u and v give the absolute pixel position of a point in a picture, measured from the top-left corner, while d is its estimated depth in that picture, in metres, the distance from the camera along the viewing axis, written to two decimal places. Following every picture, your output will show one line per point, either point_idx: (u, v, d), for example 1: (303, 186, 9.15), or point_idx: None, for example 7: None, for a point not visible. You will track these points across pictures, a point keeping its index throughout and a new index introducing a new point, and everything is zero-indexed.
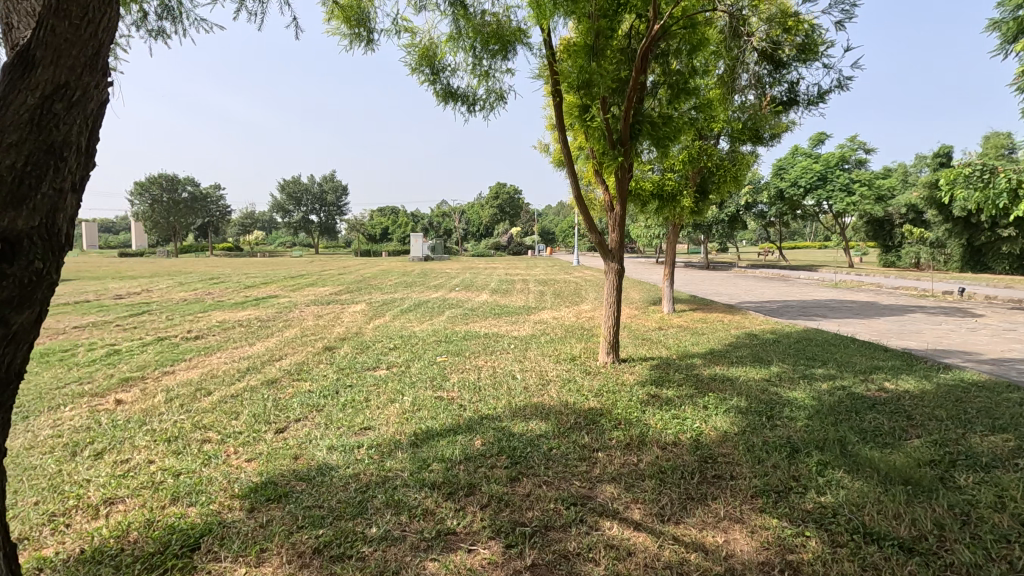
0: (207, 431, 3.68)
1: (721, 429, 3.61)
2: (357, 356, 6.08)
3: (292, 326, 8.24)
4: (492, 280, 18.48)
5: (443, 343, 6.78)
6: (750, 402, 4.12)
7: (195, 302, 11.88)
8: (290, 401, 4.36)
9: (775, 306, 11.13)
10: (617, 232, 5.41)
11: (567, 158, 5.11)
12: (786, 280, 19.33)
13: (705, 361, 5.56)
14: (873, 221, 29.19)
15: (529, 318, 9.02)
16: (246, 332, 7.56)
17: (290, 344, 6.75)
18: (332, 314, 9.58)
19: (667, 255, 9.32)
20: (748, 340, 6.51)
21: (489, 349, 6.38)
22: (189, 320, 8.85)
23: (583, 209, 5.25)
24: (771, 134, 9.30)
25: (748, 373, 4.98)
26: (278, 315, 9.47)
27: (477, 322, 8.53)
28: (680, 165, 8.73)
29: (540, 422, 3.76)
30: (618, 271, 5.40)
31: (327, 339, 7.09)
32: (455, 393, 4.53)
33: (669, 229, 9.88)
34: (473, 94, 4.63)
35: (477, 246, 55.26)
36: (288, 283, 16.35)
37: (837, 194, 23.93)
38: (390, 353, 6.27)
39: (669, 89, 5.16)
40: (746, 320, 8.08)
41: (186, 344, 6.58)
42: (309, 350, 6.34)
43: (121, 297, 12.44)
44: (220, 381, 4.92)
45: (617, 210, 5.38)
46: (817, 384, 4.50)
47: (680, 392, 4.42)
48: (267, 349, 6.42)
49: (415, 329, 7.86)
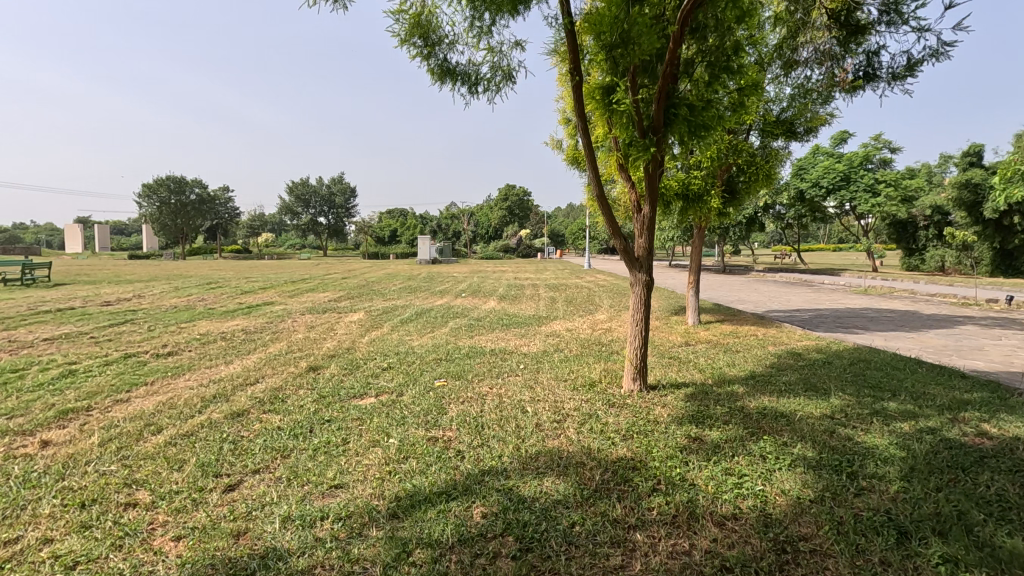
0: (137, 490, 2.91)
1: (792, 493, 2.79)
2: (345, 379, 5.29)
3: (280, 340, 7.47)
4: (501, 285, 17.64)
5: (444, 362, 5.97)
6: (821, 452, 3.28)
7: (185, 310, 11.17)
8: (252, 445, 3.58)
9: (807, 316, 10.21)
10: (645, 236, 4.61)
11: (586, 149, 4.32)
12: (810, 285, 18.34)
13: (748, 389, 4.71)
14: (896, 223, 28.08)
15: (540, 331, 8.21)
16: (227, 347, 6.79)
17: (272, 362, 5.98)
18: (326, 325, 8.80)
19: (692, 261, 8.48)
20: (793, 361, 5.65)
21: (496, 370, 5.57)
22: (170, 332, 8.11)
23: (605, 210, 4.46)
24: (807, 126, 8.42)
25: (806, 408, 4.13)
26: (268, 325, 8.71)
27: (483, 335, 7.72)
28: (707, 162, 7.89)
29: (558, 482, 2.95)
30: (647, 283, 4.60)
31: (314, 357, 6.31)
32: (452, 434, 3.74)
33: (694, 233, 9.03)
34: (475, 71, 3.89)
35: (486, 249, 54.57)
36: (289, 288, 15.64)
37: (862, 194, 22.87)
38: (381, 375, 5.46)
39: (708, 68, 4.31)
40: (784, 335, 7.23)
41: (154, 362, 5.83)
42: (291, 371, 5.57)
43: (109, 304, 11.77)
44: (176, 413, 4.15)
45: (645, 210, 4.59)
46: (898, 426, 3.65)
47: (729, 436, 3.59)
48: (244, 369, 5.64)
49: (414, 344, 7.06)
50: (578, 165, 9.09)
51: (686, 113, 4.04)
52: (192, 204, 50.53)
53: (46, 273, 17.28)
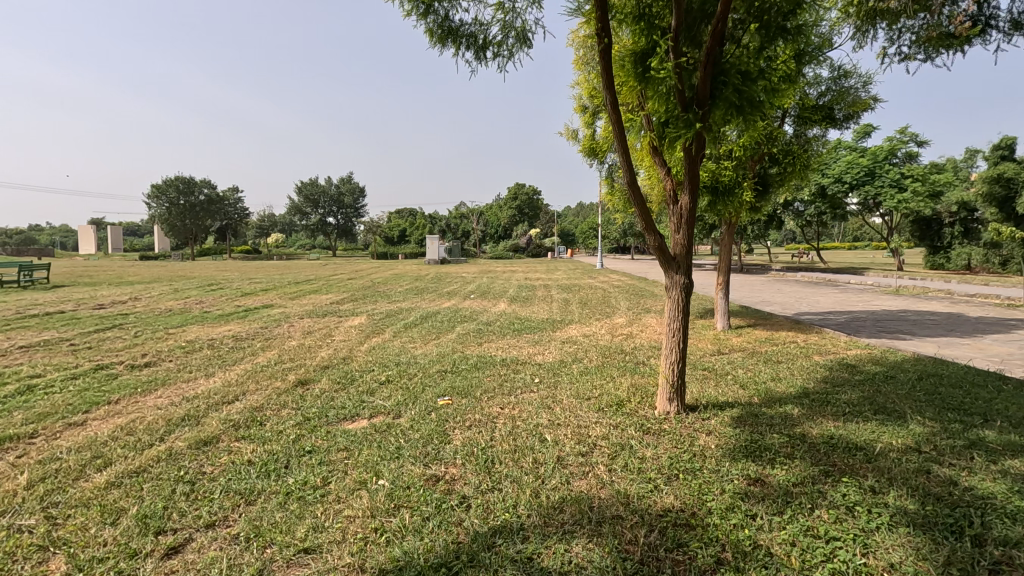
0: (51, 557, 2.27)
1: (904, 567, 2.10)
2: (335, 397, 4.63)
3: (271, 348, 6.83)
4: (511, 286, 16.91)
5: (449, 375, 5.30)
6: (924, 503, 2.58)
7: (180, 313, 10.61)
8: (213, 486, 2.92)
9: (843, 319, 9.43)
10: (683, 231, 3.90)
11: (616, 127, 3.63)
12: (835, 285, 17.47)
13: (805, 411, 4.00)
14: (920, 220, 27.05)
15: (556, 337, 7.53)
16: (211, 357, 6.17)
17: (258, 375, 5.33)
18: (325, 331, 8.17)
19: (721, 260, 7.76)
20: (848, 375, 4.92)
21: (508, 385, 4.89)
22: (156, 339, 7.52)
23: (636, 201, 3.78)
24: (847, 110, 7.68)
25: (884, 437, 3.41)
26: (262, 331, 8.09)
27: (493, 343, 7.04)
28: (740, 151, 7.15)
29: (591, 547, 2.27)
30: (685, 287, 3.91)
31: (305, 368, 5.66)
32: (457, 471, 3.08)
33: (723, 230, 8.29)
34: (483, 33, 3.26)
35: (495, 249, 53.94)
36: (291, 289, 15.11)
37: (887, 190, 21.91)
38: (378, 392, 4.80)
39: (761, 30, 3.61)
40: (828, 342, 6.49)
41: (126, 375, 5.22)
42: (276, 386, 4.92)
43: (101, 307, 11.25)
44: (131, 442, 3.51)
45: (683, 201, 3.89)
46: (1009, 464, 2.93)
47: (799, 478, 2.88)
48: (225, 384, 5.00)
49: (417, 353, 6.39)
50: (596, 156, 8.42)
51: (738, 81, 3.33)
52: (201, 205, 50.42)
53: (46, 275, 16.91)
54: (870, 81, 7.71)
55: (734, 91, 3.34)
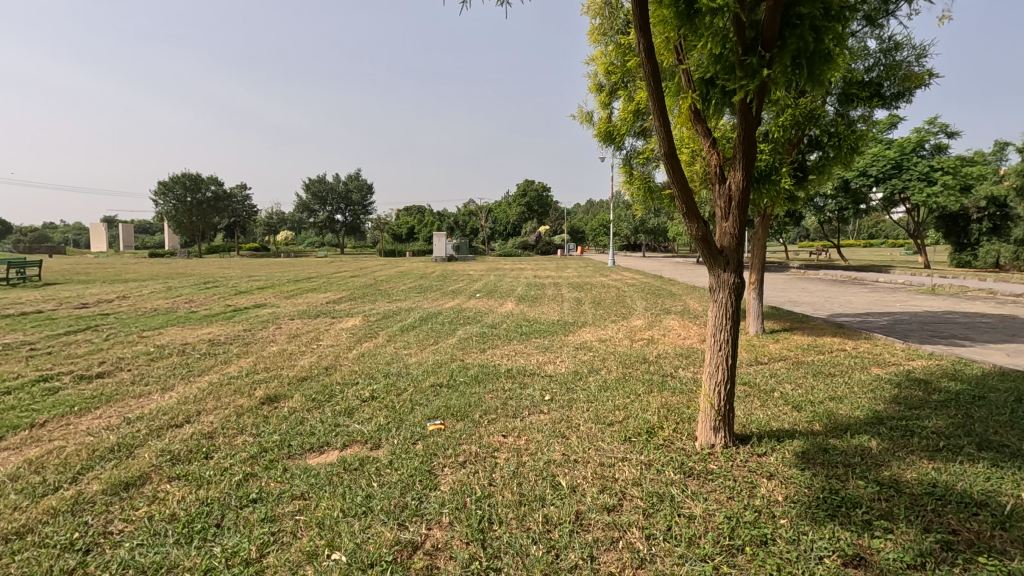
0: None
1: None
2: (305, 419, 3.86)
3: (247, 355, 6.06)
4: (521, 284, 16.11)
5: (444, 391, 4.49)
6: None
7: (164, 313, 9.89)
8: (109, 558, 2.16)
9: (885, 323, 8.50)
10: (733, 217, 3.07)
11: (652, 80, 2.82)
12: (864, 284, 16.44)
13: (887, 445, 3.17)
14: (948, 216, 25.81)
15: (568, 342, 6.71)
16: (177, 365, 5.42)
17: (222, 389, 4.57)
18: (313, 334, 7.39)
19: (754, 256, 6.91)
20: (924, 395, 4.06)
21: (513, 404, 4.09)
22: (126, 343, 6.79)
23: (675, 178, 2.96)
24: (899, 87, 6.78)
25: (1009, 490, 2.57)
26: (244, 335, 7.34)
27: (498, 349, 6.23)
28: (778, 131, 6.29)
29: None
30: (735, 287, 3.10)
31: (279, 381, 4.88)
32: (440, 537, 2.29)
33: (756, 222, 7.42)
34: None
35: (504, 246, 53.06)
36: (289, 288, 14.39)
37: (915, 183, 20.80)
38: (357, 412, 4.01)
39: None
40: (883, 351, 5.62)
41: (69, 389, 4.48)
42: (239, 404, 4.16)
43: (83, 306, 10.57)
44: (30, 486, 2.76)
45: (733, 179, 3.06)
46: None
47: (914, 557, 2.06)
48: (180, 401, 4.25)
49: (410, 362, 5.58)
50: (614, 140, 7.64)
51: (819, 13, 2.48)
52: (207, 202, 50.05)
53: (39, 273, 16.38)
54: (925, 53, 6.79)
55: (812, 27, 2.50)
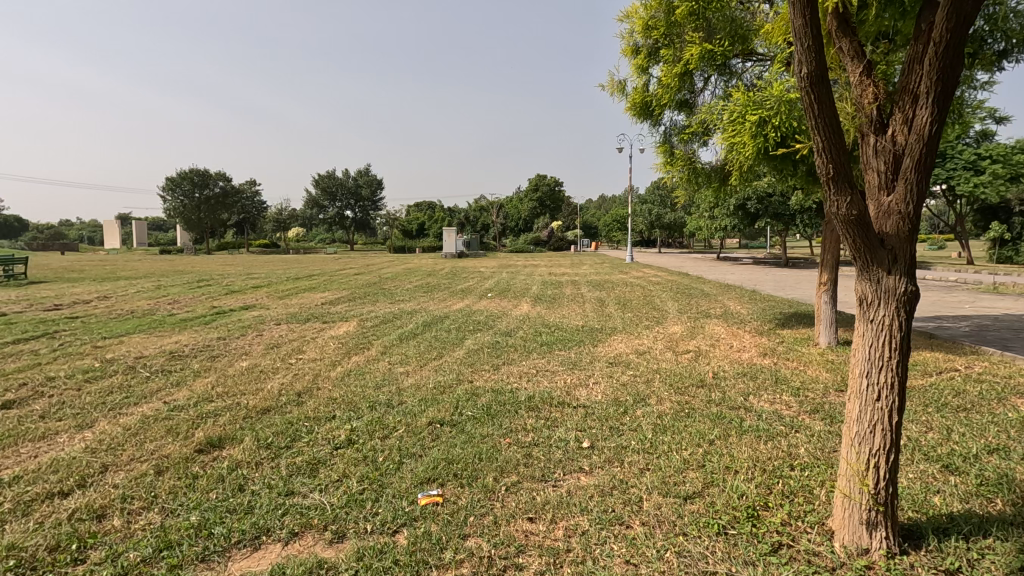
0: None
1: None
2: (248, 483, 2.72)
3: (207, 373, 4.92)
4: (537, 283, 14.92)
5: (445, 434, 3.33)
6: None
7: (140, 316, 8.85)
8: None
9: (970, 329, 7.20)
10: (904, 186, 1.88)
11: None
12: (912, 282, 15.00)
13: None
14: (989, 209, 24.17)
15: (600, 356, 5.52)
16: (113, 388, 4.32)
17: (152, 428, 3.44)
18: (295, 344, 6.23)
19: (826, 252, 5.69)
20: None
21: (539, 459, 2.93)
22: (73, 355, 5.70)
23: (824, 116, 1.77)
24: None
25: None
26: (215, 344, 6.21)
27: (515, 367, 5.03)
28: None
29: None
30: (905, 299, 1.90)
31: (232, 414, 3.73)
32: None
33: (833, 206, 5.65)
34: None
35: (515, 242, 51.85)
36: (287, 287, 13.33)
37: (960, 172, 19.33)
38: (322, 469, 2.87)
39: None
40: (1011, 372, 4.36)
41: None
42: (165, 454, 3.04)
43: (54, 308, 9.53)
44: None
45: (911, 120, 1.87)
46: None
47: None
48: (88, 447, 3.13)
49: (405, 386, 4.41)
50: (651, 115, 6.48)
51: None
52: (216, 197, 49.39)
53: (24, 270, 15.48)
54: None
55: None
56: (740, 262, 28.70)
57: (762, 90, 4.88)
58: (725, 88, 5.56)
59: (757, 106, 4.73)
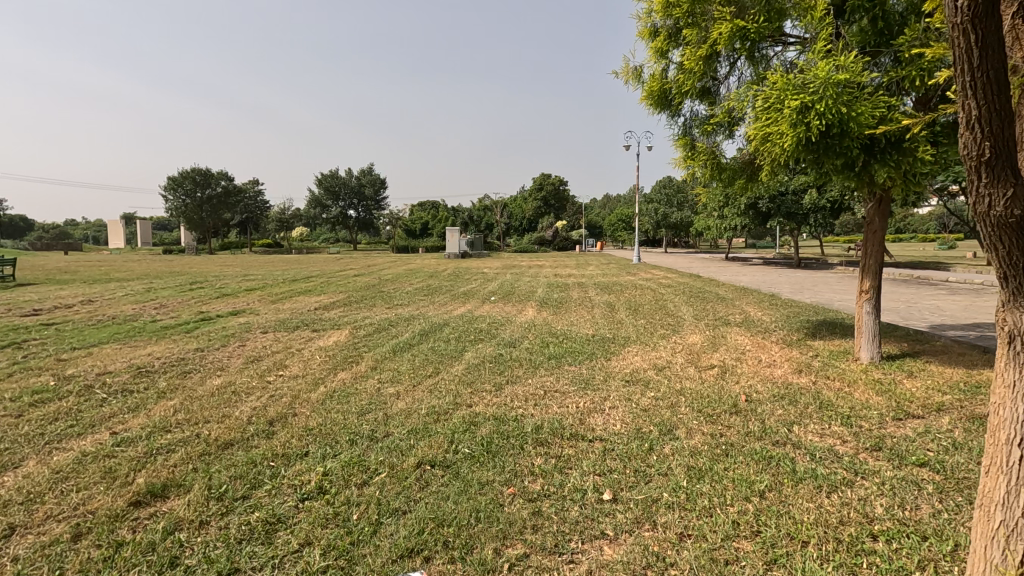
0: None
1: None
2: (183, 555, 2.15)
3: (172, 394, 4.34)
4: (542, 285, 14.30)
5: (436, 480, 2.75)
6: None
7: (120, 323, 8.30)
8: None
9: None
10: None
11: None
12: (935, 285, 14.32)
13: None
14: None
15: (614, 373, 4.92)
16: (58, 414, 3.76)
17: (87, 470, 2.88)
18: (278, 357, 5.65)
19: (867, 256, 5.09)
20: None
21: (550, 520, 2.35)
22: (31, 370, 5.13)
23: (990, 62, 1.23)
24: None
25: None
26: (190, 357, 5.64)
27: (520, 387, 4.44)
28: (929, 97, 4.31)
29: None
30: None
31: (187, 450, 3.16)
32: None
33: (872, 202, 5.02)
34: None
35: (520, 242, 51.21)
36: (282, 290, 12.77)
37: None
38: (280, 533, 2.30)
39: None
40: None
41: None
42: (89, 510, 2.47)
43: (32, 313, 9.00)
44: None
45: None
46: None
47: None
48: (1, 499, 2.57)
49: (394, 412, 3.83)
50: (670, 105, 5.87)
51: None
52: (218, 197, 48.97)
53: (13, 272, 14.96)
54: None
55: None
56: (750, 263, 27.99)
57: (802, 72, 4.28)
58: (755, 72, 4.97)
59: (797, 90, 4.13)
